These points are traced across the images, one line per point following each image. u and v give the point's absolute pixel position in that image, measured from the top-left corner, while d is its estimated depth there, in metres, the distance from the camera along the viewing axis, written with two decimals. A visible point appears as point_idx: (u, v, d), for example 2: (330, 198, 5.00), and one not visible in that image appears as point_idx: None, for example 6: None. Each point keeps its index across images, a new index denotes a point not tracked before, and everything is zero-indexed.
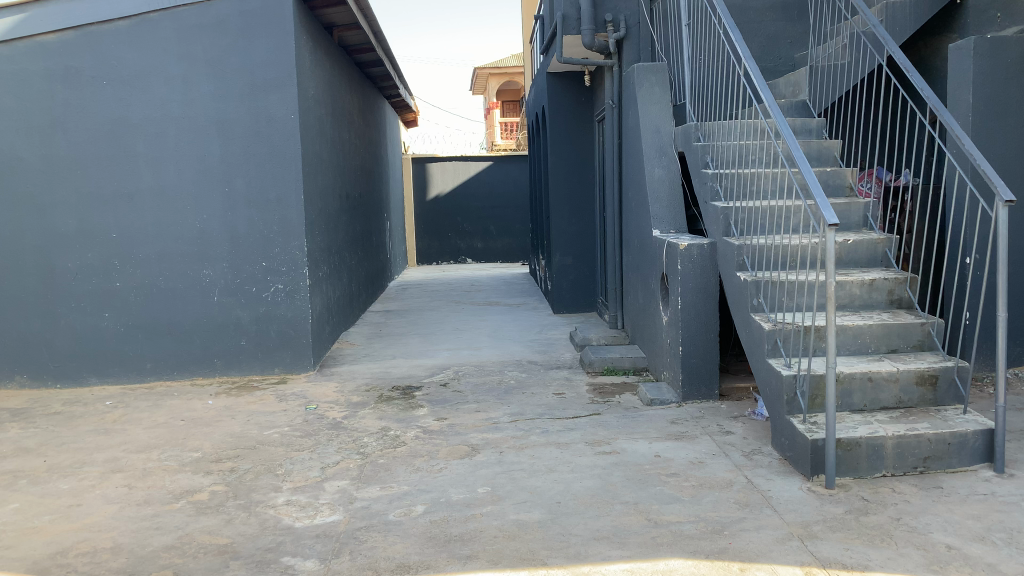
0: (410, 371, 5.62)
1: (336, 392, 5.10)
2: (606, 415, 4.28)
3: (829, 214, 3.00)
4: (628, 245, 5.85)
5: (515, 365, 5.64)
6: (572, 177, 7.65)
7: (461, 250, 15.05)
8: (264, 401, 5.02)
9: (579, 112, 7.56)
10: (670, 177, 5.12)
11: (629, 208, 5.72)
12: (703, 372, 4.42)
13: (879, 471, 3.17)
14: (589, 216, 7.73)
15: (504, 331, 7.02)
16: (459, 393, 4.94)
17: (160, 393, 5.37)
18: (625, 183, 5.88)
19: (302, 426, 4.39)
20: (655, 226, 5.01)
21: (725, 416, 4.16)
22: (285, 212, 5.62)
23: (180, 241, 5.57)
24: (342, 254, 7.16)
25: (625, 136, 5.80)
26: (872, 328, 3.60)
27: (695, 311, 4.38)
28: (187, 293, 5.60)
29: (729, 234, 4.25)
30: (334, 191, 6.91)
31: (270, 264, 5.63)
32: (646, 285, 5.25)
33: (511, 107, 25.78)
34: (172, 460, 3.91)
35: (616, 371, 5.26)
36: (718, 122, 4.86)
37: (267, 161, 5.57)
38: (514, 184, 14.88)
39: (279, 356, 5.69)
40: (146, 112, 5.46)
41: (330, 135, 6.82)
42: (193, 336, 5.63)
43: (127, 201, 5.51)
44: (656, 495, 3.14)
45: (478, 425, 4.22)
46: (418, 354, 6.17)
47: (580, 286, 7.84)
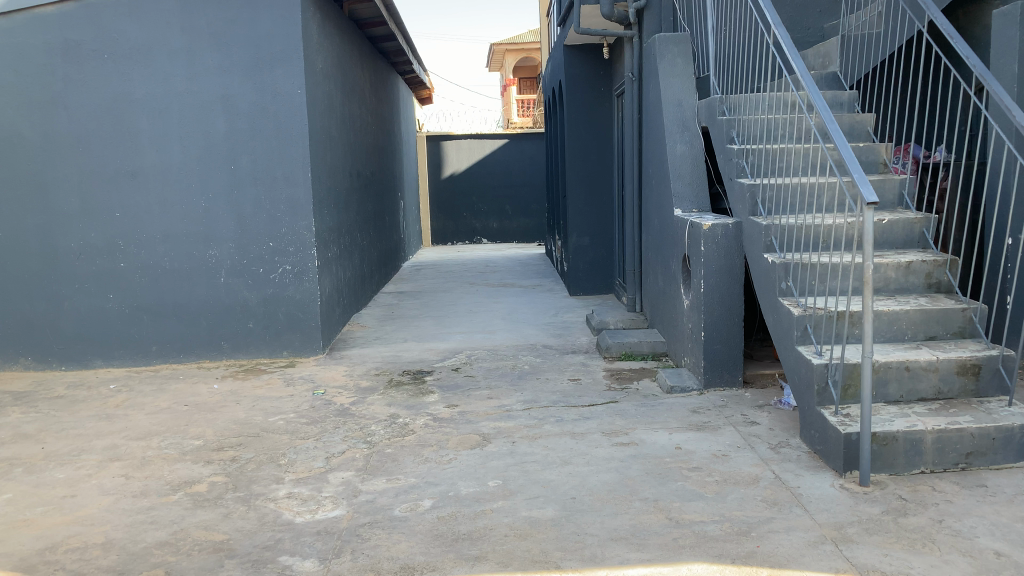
0: (422, 356, 5.44)
1: (345, 377, 4.94)
2: (624, 403, 4.09)
3: (868, 192, 2.77)
4: (648, 224, 5.62)
5: (529, 349, 5.45)
6: (590, 154, 7.41)
7: (477, 231, 14.84)
8: (270, 386, 4.87)
9: (598, 87, 7.31)
10: (693, 153, 4.89)
11: (649, 186, 5.49)
12: (726, 358, 4.21)
13: (917, 467, 2.96)
14: (608, 195, 7.50)
15: (518, 314, 6.82)
16: (471, 379, 4.77)
17: (165, 377, 5.24)
18: (645, 160, 5.65)
19: (308, 413, 4.24)
20: (677, 206, 4.79)
21: (749, 405, 3.95)
22: (292, 191, 5.43)
23: (185, 220, 5.41)
24: (353, 235, 6.99)
25: (646, 111, 5.56)
26: (909, 314, 3.37)
27: (720, 295, 4.17)
28: (193, 274, 5.46)
29: (756, 214, 4.02)
30: (344, 169, 6.73)
31: (277, 244, 5.46)
32: (667, 267, 5.03)
33: (529, 85, 25.41)
34: (172, 449, 3.77)
35: (634, 356, 5.08)
36: (744, 95, 4.61)
37: (273, 137, 5.38)
38: (531, 163, 14.63)
39: (287, 339, 5.54)
40: (149, 87, 5.28)
41: (340, 111, 6.63)
42: (200, 318, 5.49)
43: (130, 180, 5.35)
44: (677, 491, 2.95)
45: (490, 413, 4.04)
46: (431, 338, 5.98)
47: (598, 268, 7.63)
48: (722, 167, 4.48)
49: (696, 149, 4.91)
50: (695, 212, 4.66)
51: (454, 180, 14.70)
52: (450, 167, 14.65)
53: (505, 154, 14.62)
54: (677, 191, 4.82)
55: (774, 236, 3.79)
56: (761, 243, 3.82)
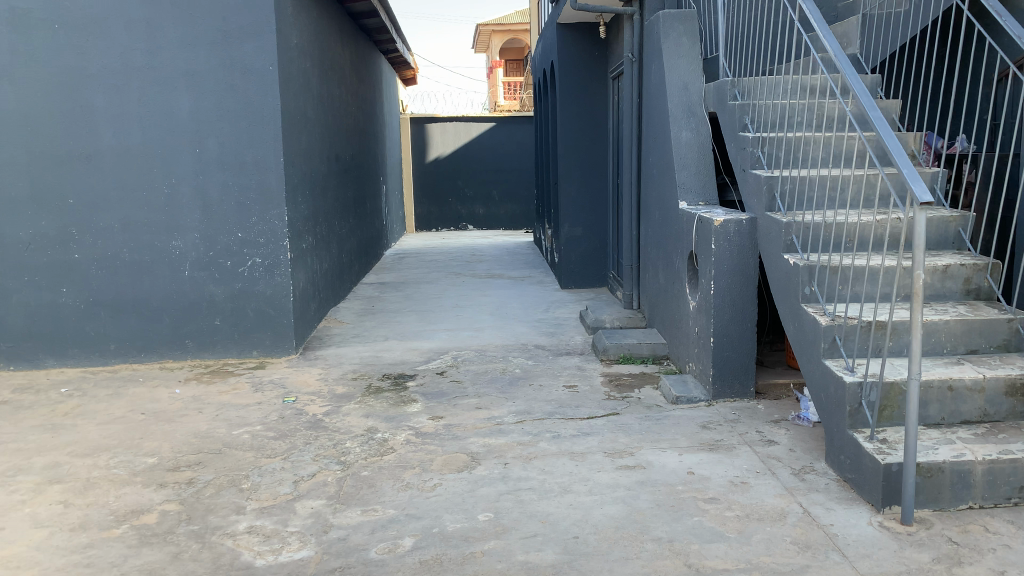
0: (404, 357, 5.04)
1: (319, 382, 4.54)
2: (625, 416, 3.71)
3: (920, 189, 2.39)
4: (648, 216, 5.24)
5: (520, 350, 5.07)
6: (583, 140, 7.01)
7: (462, 217, 14.40)
8: (237, 391, 4.46)
9: (592, 68, 6.90)
10: (700, 141, 4.51)
11: (651, 176, 5.10)
12: (738, 367, 3.85)
13: (964, 503, 2.61)
14: (601, 184, 7.12)
15: (506, 309, 6.43)
16: (457, 385, 4.38)
17: (123, 379, 4.81)
18: (646, 147, 5.27)
19: (277, 425, 3.83)
20: (682, 198, 4.41)
21: (763, 420, 3.58)
22: (263, 177, 4.99)
23: (145, 208, 4.96)
24: (331, 223, 6.56)
25: (648, 94, 5.17)
26: (949, 325, 3.02)
27: (731, 298, 3.79)
28: (155, 267, 5.02)
29: (774, 209, 3.64)
30: (321, 154, 6.29)
31: (247, 235, 5.03)
32: (670, 263, 4.66)
33: (515, 67, 24.89)
34: (122, 469, 3.35)
35: (633, 359, 4.71)
36: (758, 78, 4.22)
37: (242, 118, 4.93)
38: (518, 147, 14.19)
39: (257, 338, 5.12)
40: (105, 62, 4.81)
41: (317, 91, 6.18)
42: (163, 314, 5.06)
43: (85, 163, 4.88)
44: (694, 529, 2.59)
45: (478, 428, 3.66)
46: (413, 336, 5.58)
47: (590, 259, 7.25)
48: (734, 157, 4.09)
49: (704, 137, 4.53)
50: (702, 206, 4.28)
51: (439, 164, 14.24)
52: (435, 151, 14.18)
53: (492, 138, 14.17)
54: (682, 182, 4.44)
55: (795, 235, 3.42)
56: (781, 242, 3.45)
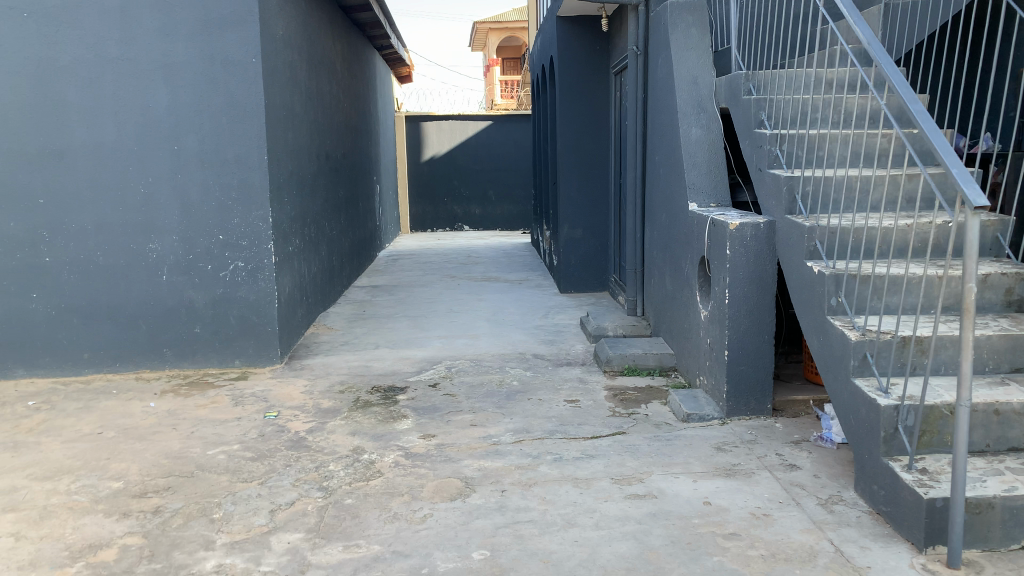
0: (396, 367, 4.76)
1: (303, 396, 4.25)
2: (633, 436, 3.44)
3: (975, 192, 2.09)
4: (654, 219, 4.97)
5: (518, 360, 4.78)
6: (584, 138, 6.73)
7: (457, 217, 14.12)
8: (216, 405, 4.16)
9: (593, 63, 6.62)
10: (710, 139, 4.24)
11: (657, 176, 4.84)
12: (754, 382, 3.58)
13: (1016, 542, 2.34)
14: (602, 183, 6.83)
15: (503, 315, 6.15)
16: (451, 399, 4.09)
17: (96, 390, 4.51)
18: (651, 146, 5.00)
19: (255, 444, 3.55)
20: (692, 200, 4.14)
21: (783, 441, 3.30)
22: (245, 175, 4.70)
23: (121, 208, 4.66)
24: (320, 224, 6.27)
25: (654, 90, 4.89)
26: (992, 341, 2.74)
27: (747, 309, 3.52)
28: (131, 271, 4.72)
29: (795, 212, 3.36)
30: (309, 152, 6.00)
31: (228, 237, 4.74)
32: (678, 269, 4.38)
33: (512, 65, 24.61)
34: (84, 494, 3.06)
35: (638, 371, 4.45)
36: (774, 71, 3.94)
37: (223, 113, 4.64)
38: (515, 146, 13.90)
39: (239, 347, 4.83)
40: (77, 52, 4.51)
41: (304, 86, 5.89)
42: (139, 321, 4.77)
43: (55, 160, 4.59)
44: (715, 572, 2.31)
45: (474, 448, 3.37)
46: (405, 344, 5.29)
47: (591, 262, 6.97)
48: (748, 155, 3.81)
49: (714, 135, 4.26)
50: (713, 208, 4.01)
51: (435, 163, 13.95)
52: (430, 149, 13.90)
53: (488, 136, 13.88)
54: (691, 182, 4.17)
55: (819, 240, 3.14)
56: (802, 249, 3.18)
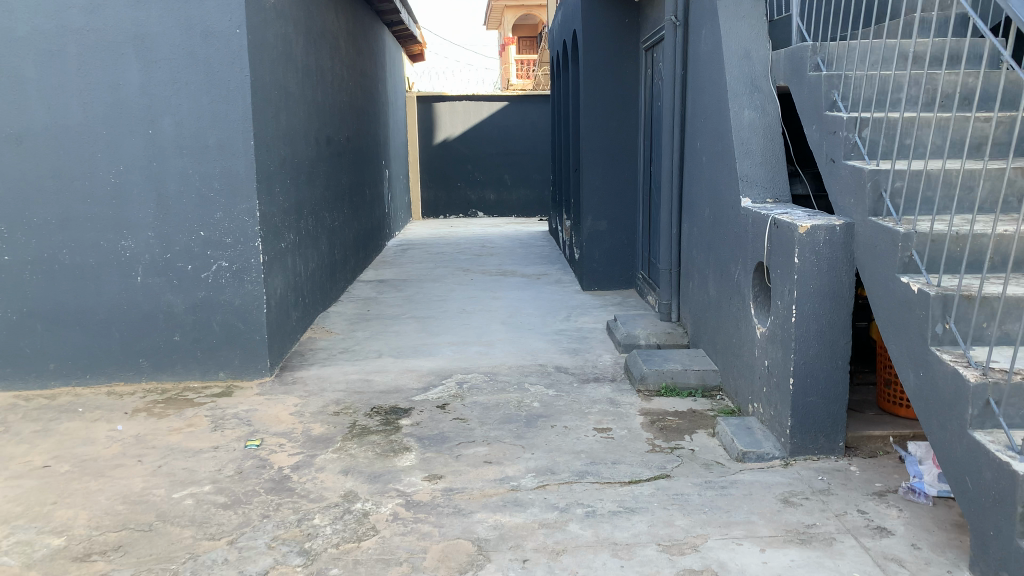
0: (400, 381, 4.19)
1: (292, 418, 3.70)
2: (679, 482, 2.86)
3: None
4: (694, 214, 4.37)
5: (538, 375, 4.21)
6: (610, 120, 6.13)
7: (471, 203, 13.53)
8: (192, 429, 3.62)
9: (621, 38, 6.00)
10: (765, 123, 3.63)
11: (699, 166, 4.23)
12: (823, 416, 2.99)
13: None
14: (630, 171, 6.23)
15: (521, 317, 5.57)
16: (462, 425, 3.52)
17: (60, 407, 3.98)
18: (692, 131, 4.39)
19: (230, 486, 3.00)
20: (745, 194, 3.54)
21: (863, 492, 2.72)
22: (229, 163, 4.13)
23: (89, 201, 4.10)
24: (319, 215, 5.71)
25: (696, 66, 4.28)
26: None
27: (817, 329, 2.93)
28: (101, 272, 4.17)
29: (880, 215, 2.75)
30: (308, 136, 5.43)
31: (211, 234, 4.18)
32: (726, 274, 3.79)
33: (528, 45, 23.90)
34: (15, 556, 2.52)
35: (676, 391, 3.88)
36: (846, 44, 3.31)
37: (204, 92, 4.06)
38: (532, 127, 13.26)
39: (223, 357, 4.28)
40: (36, 22, 3.94)
41: (302, 63, 5.31)
42: (111, 328, 4.22)
43: (14, 146, 4.03)
44: None
45: (488, 497, 2.81)
46: (412, 352, 4.73)
47: (616, 257, 6.38)
48: (817, 142, 3.19)
49: (770, 118, 3.65)
50: (770, 205, 3.40)
51: (447, 147, 13.34)
52: (443, 132, 13.29)
53: (504, 118, 13.25)
54: (743, 174, 3.56)
55: (916, 250, 2.53)
56: (894, 260, 2.56)
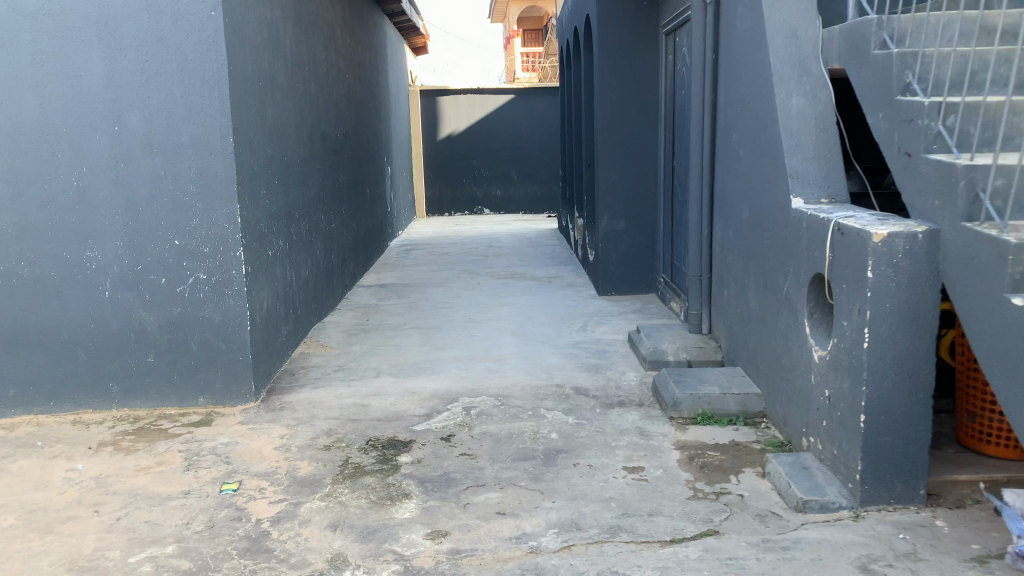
0: (400, 406, 3.73)
1: (276, 455, 3.23)
2: (732, 542, 2.39)
3: None
4: (730, 215, 3.89)
5: (556, 398, 3.74)
6: (628, 111, 5.67)
7: (477, 199, 13.04)
8: (161, 468, 3.16)
9: (639, 21, 5.53)
10: (817, 112, 3.15)
11: (737, 161, 3.75)
12: (901, 459, 2.51)
13: None
14: (650, 165, 5.76)
15: (533, 327, 5.10)
16: (470, 463, 3.06)
17: (17, 440, 3.52)
18: (727, 121, 3.91)
19: (197, 546, 2.54)
20: (796, 194, 3.06)
21: (959, 558, 2.24)
22: (206, 162, 3.65)
23: (48, 206, 3.64)
24: (313, 218, 5.24)
25: (732, 48, 3.80)
26: None
27: (894, 357, 2.45)
28: (63, 287, 3.70)
29: (975, 220, 2.27)
30: (299, 132, 4.98)
31: (186, 243, 3.71)
32: (772, 286, 3.30)
33: (533, 36, 23.40)
34: None
35: (714, 418, 3.42)
36: (922, 15, 2.79)
37: (176, 84, 3.59)
38: (540, 120, 12.77)
39: (203, 380, 3.82)
40: None
41: (291, 53, 4.86)
42: (76, 349, 3.76)
43: None
44: None
45: (502, 562, 2.34)
46: (414, 370, 4.26)
47: (636, 259, 5.90)
48: (885, 134, 2.72)
49: (822, 107, 3.16)
50: (827, 208, 2.93)
51: (452, 141, 12.86)
52: (447, 126, 12.80)
53: (510, 111, 12.77)
54: (794, 170, 3.09)
55: None
56: (1001, 278, 2.08)
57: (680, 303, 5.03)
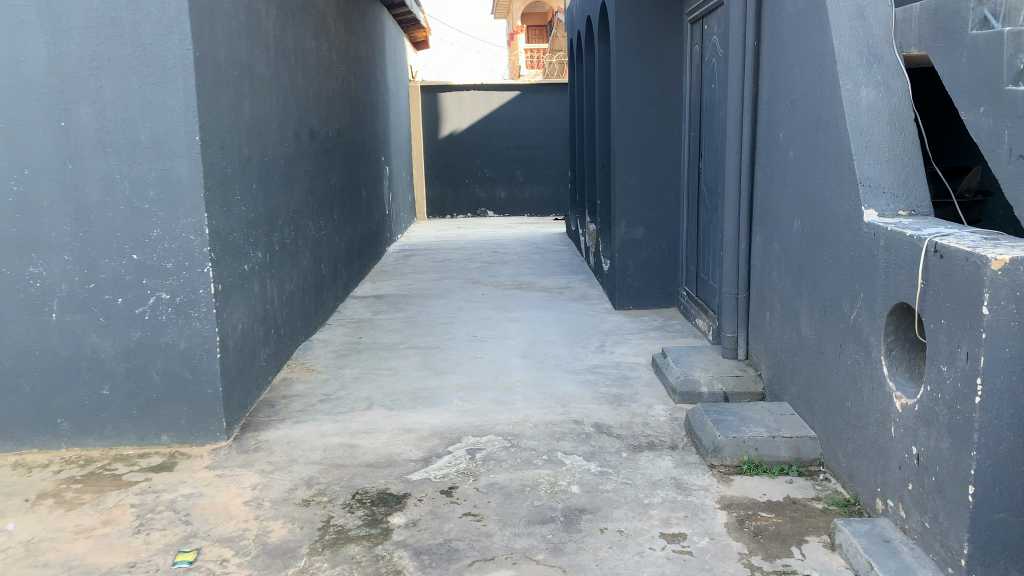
0: (394, 447, 3.22)
1: (245, 513, 2.73)
2: None
3: None
4: (774, 225, 3.38)
5: (574, 438, 3.23)
6: (649, 106, 5.18)
7: (480, 201, 12.53)
8: (107, 530, 2.64)
9: (661, 8, 5.04)
10: (891, 106, 2.64)
11: (786, 164, 3.23)
12: (1018, 541, 2.00)
13: None
14: (672, 166, 5.26)
15: (544, 347, 4.59)
16: (476, 527, 2.55)
17: None
18: (772, 117, 3.40)
19: None
20: (868, 206, 2.55)
21: None
22: (168, 164, 3.14)
23: None
24: (300, 225, 4.73)
25: (779, 32, 3.29)
26: None
27: (1014, 414, 1.94)
28: (3, 308, 3.19)
29: None
30: (284, 130, 4.48)
31: (146, 257, 3.20)
32: (834, 313, 2.80)
33: (537, 34, 22.89)
34: None
35: (761, 467, 2.92)
36: None
37: (133, 72, 3.08)
38: (546, 119, 12.28)
39: (167, 416, 3.31)
40: None
41: (275, 41, 4.36)
42: (20, 381, 3.25)
43: None
44: None
45: None
46: (411, 399, 3.75)
47: (655, 269, 5.39)
48: (990, 133, 2.20)
49: (897, 100, 2.65)
50: (908, 222, 2.41)
51: (454, 140, 12.35)
52: (449, 124, 12.30)
53: (515, 108, 12.27)
54: (865, 176, 2.58)
55: None
56: None
57: (710, 321, 4.52)
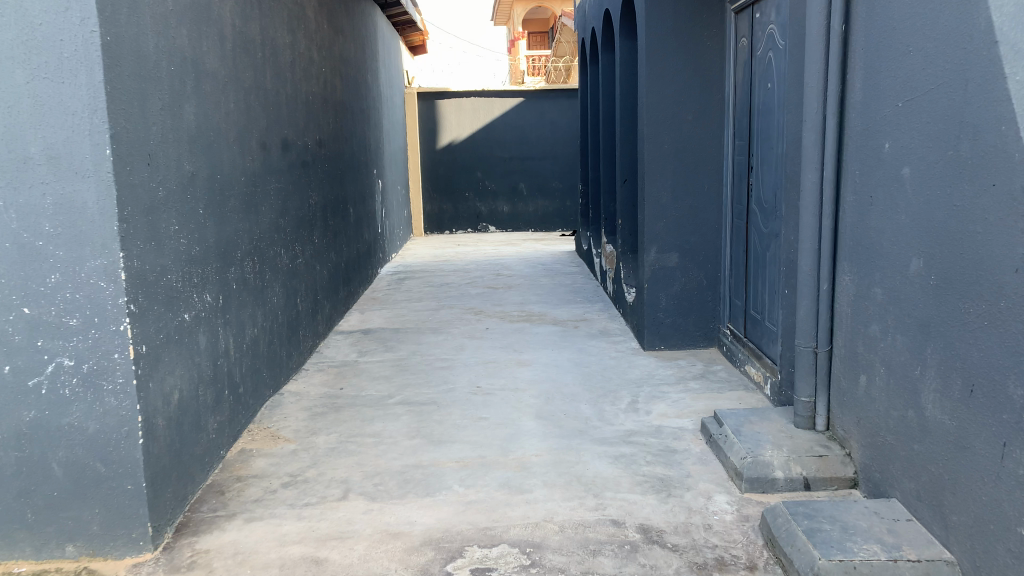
0: (374, 564, 2.40)
1: None
2: None
3: None
4: (878, 264, 2.57)
5: (617, 553, 2.41)
6: (685, 112, 4.41)
7: (482, 216, 11.72)
8: None
9: None
10: None
11: (898, 185, 2.43)
12: None
13: None
14: (713, 182, 4.47)
15: (563, 404, 3.77)
16: None
17: None
18: (872, 122, 2.60)
19: None
20: None
21: None
22: (69, 187, 2.32)
23: None
24: (268, 255, 3.93)
25: (883, 12, 2.50)
26: None
27: None
28: None
29: None
30: (248, 141, 3.69)
31: (40, 311, 2.37)
32: (991, 396, 1.98)
33: (539, 42, 22.18)
34: None
35: None
36: None
37: (18, 61, 2.27)
38: (551, 128, 11.52)
39: (71, 521, 2.48)
40: None
41: (235, 32, 3.58)
42: None
43: None
44: None
45: None
46: (400, 485, 2.93)
47: (692, 303, 4.59)
48: None
49: None
50: None
51: (453, 151, 11.56)
52: (448, 133, 11.51)
53: (518, 117, 11.52)
54: None
55: None
56: None
57: (772, 376, 3.69)
